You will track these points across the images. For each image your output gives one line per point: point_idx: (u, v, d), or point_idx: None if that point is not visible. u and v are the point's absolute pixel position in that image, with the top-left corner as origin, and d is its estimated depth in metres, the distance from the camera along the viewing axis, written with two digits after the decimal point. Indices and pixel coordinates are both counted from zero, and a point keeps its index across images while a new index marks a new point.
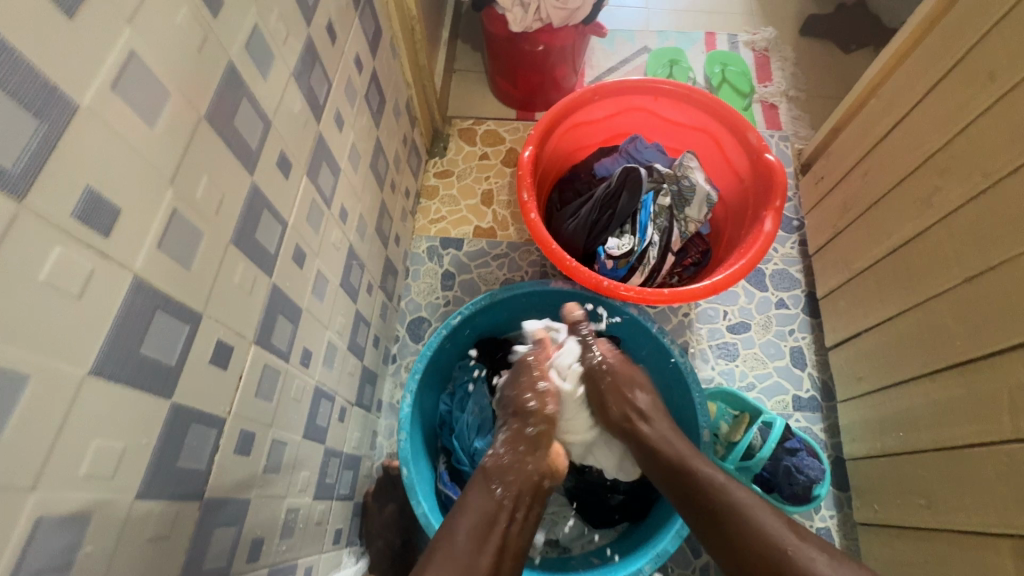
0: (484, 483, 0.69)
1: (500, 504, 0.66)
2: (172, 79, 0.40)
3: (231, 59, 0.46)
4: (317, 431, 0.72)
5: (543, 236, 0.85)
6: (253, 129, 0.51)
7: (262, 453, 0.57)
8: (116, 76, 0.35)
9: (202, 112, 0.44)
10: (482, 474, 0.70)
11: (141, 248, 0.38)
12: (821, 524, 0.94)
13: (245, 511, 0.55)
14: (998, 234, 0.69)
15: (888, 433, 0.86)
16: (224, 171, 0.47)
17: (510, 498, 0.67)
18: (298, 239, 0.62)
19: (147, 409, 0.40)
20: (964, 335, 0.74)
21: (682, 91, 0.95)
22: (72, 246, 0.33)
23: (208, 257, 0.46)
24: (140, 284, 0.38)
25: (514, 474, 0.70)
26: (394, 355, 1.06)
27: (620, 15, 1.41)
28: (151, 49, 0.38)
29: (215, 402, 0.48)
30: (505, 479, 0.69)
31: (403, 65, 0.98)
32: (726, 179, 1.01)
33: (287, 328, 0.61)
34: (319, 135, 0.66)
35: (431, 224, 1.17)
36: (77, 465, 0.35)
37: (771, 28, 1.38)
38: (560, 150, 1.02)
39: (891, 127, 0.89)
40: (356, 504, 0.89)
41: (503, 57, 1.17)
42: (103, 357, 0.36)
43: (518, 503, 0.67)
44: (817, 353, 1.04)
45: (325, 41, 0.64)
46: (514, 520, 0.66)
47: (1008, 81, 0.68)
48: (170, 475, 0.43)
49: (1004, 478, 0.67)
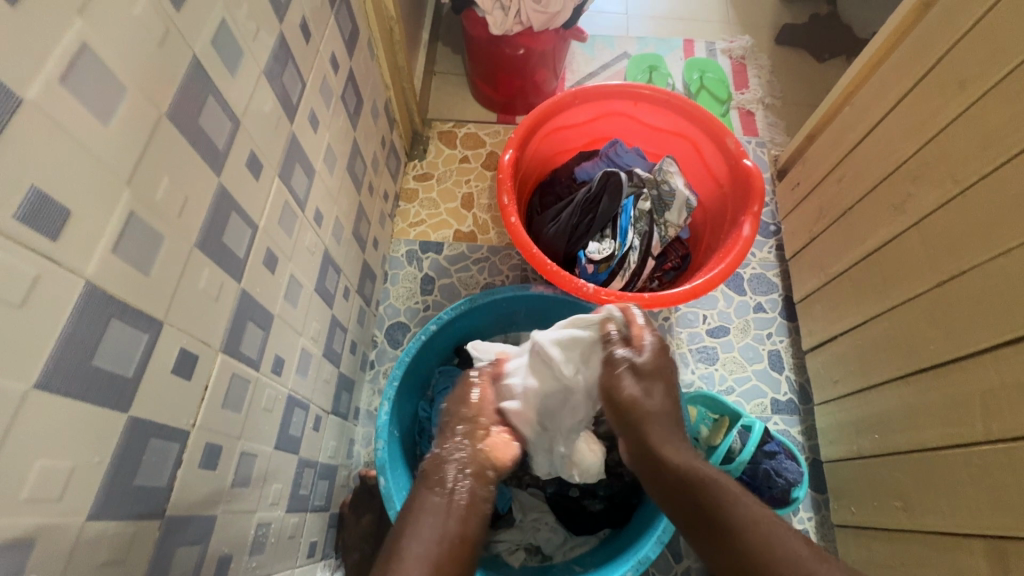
0: (423, 486, 0.64)
1: (445, 500, 0.62)
2: (129, 74, 0.38)
3: (196, 55, 0.44)
4: (290, 442, 0.70)
5: (523, 240, 0.84)
6: (220, 128, 0.49)
7: (229, 467, 0.54)
8: (64, 70, 0.33)
9: (163, 109, 0.41)
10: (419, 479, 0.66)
11: (94, 254, 0.36)
12: (800, 526, 0.95)
13: (211, 527, 0.52)
14: (967, 240, 0.71)
15: (863, 435, 0.87)
16: (188, 171, 0.45)
17: (450, 488, 0.63)
18: (270, 242, 0.60)
19: (101, 424, 0.38)
20: (936, 339, 0.75)
21: (661, 96, 0.95)
22: (13, 250, 0.31)
23: (169, 262, 0.44)
24: (93, 291, 0.36)
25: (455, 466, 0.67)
26: (372, 361, 1.04)
27: (600, 21, 1.41)
28: (106, 42, 0.35)
29: (178, 414, 0.46)
30: (440, 474, 0.65)
31: (382, 66, 0.96)
32: (705, 184, 1.01)
33: (256, 335, 0.59)
34: (293, 135, 0.64)
35: (410, 227, 1.15)
36: (19, 487, 0.32)
37: (748, 36, 1.41)
38: (540, 154, 1.01)
39: (864, 135, 0.91)
40: (332, 516, 0.87)
41: (483, 60, 1.17)
42: (50, 370, 0.34)
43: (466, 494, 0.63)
44: (794, 356, 1.05)
45: (300, 40, 0.63)
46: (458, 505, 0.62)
47: (978, 89, 0.70)
48: (128, 493, 0.41)
49: (976, 480, 0.68)
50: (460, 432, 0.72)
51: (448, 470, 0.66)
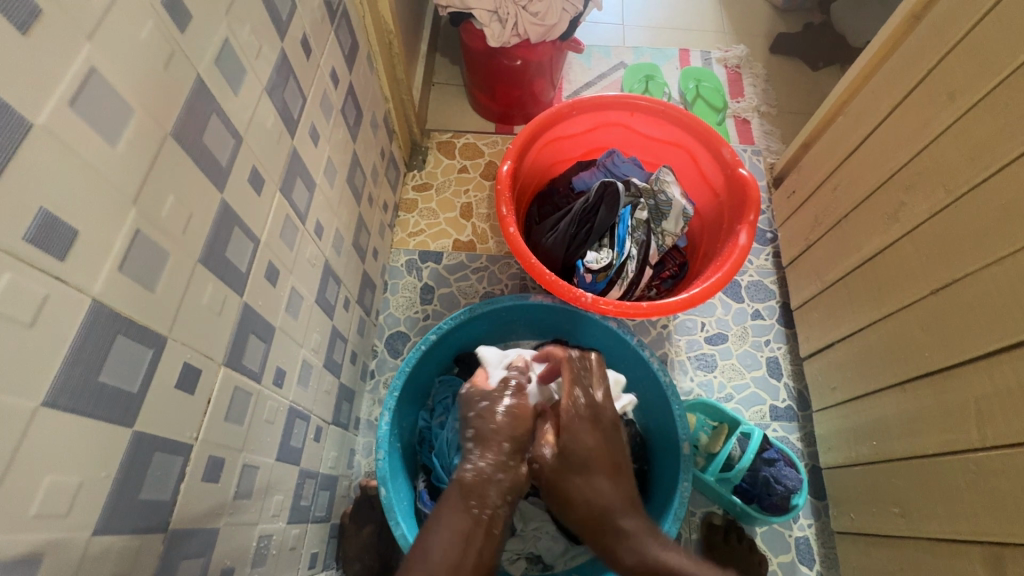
0: (462, 498, 0.63)
1: (479, 524, 0.62)
2: (135, 96, 0.39)
3: (199, 74, 0.45)
4: (292, 453, 0.70)
5: (522, 250, 0.85)
6: (223, 145, 0.50)
7: (232, 479, 0.55)
8: (73, 94, 0.34)
9: (168, 129, 0.42)
10: (459, 489, 0.64)
11: (101, 272, 0.37)
12: (800, 533, 0.95)
13: (213, 540, 0.53)
14: (959, 248, 0.72)
15: (862, 442, 0.88)
16: (192, 188, 0.46)
17: (489, 512, 0.63)
18: (271, 255, 0.61)
19: (107, 440, 0.39)
20: (931, 346, 0.76)
21: (657, 107, 0.96)
22: (23, 270, 0.31)
23: (173, 279, 0.44)
24: (99, 308, 0.37)
25: (492, 490, 0.65)
26: (373, 370, 1.04)
27: (597, 31, 1.43)
28: (114, 66, 0.36)
29: (182, 428, 0.47)
30: (483, 495, 0.64)
31: (381, 79, 0.97)
32: (702, 193, 1.02)
33: (258, 348, 0.59)
34: (294, 149, 0.65)
35: (409, 237, 1.16)
36: (28, 502, 0.33)
37: (742, 46, 1.43)
38: (537, 164, 1.02)
39: (857, 144, 0.92)
40: (333, 526, 0.87)
41: (481, 71, 1.18)
42: (58, 387, 0.34)
43: (495, 521, 0.63)
44: (792, 363, 1.05)
45: (301, 56, 0.64)
46: (490, 539, 0.62)
47: (968, 100, 0.71)
48: (133, 507, 0.41)
49: (972, 485, 0.69)
50: (508, 449, 0.68)
51: (490, 490, 0.65)
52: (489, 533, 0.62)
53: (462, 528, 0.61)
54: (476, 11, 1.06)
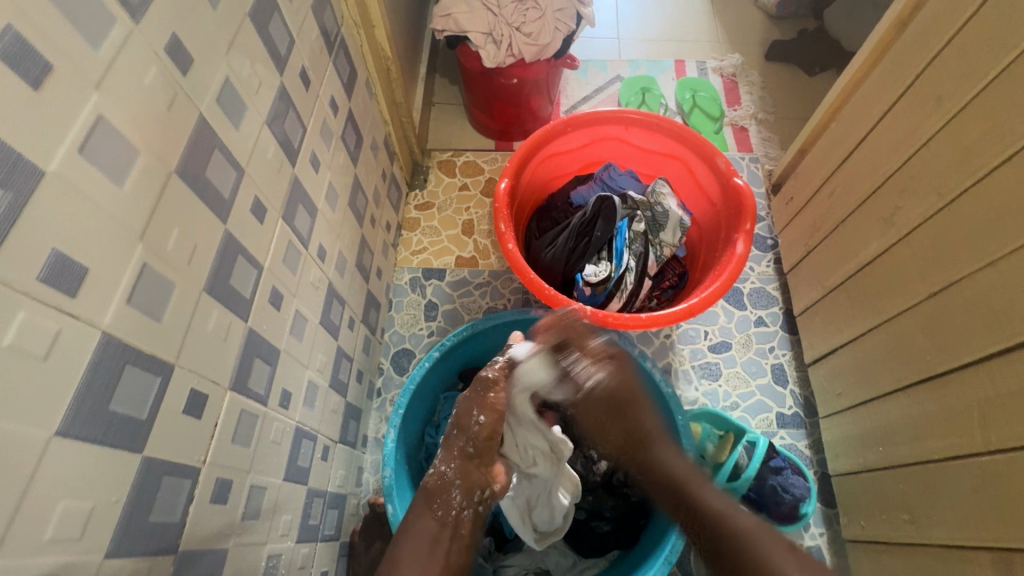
0: (425, 503, 0.66)
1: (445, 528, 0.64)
2: (141, 138, 0.41)
3: (202, 112, 0.48)
4: (299, 472, 0.72)
5: (521, 266, 0.86)
6: (225, 177, 0.52)
7: (239, 500, 0.56)
8: (82, 141, 0.36)
9: (173, 166, 0.45)
10: (423, 494, 0.67)
11: (110, 306, 0.39)
12: (811, 542, 0.93)
13: (222, 560, 0.54)
14: (956, 251, 0.72)
15: (869, 448, 0.87)
16: (196, 221, 0.48)
17: (454, 514, 0.66)
18: (275, 280, 0.63)
19: (117, 466, 0.40)
20: (931, 350, 0.76)
21: (650, 120, 0.97)
22: (35, 308, 0.33)
23: (180, 309, 0.46)
24: (109, 340, 0.39)
25: (455, 490, 0.67)
26: (379, 389, 1.06)
27: (592, 46, 1.46)
28: (119, 111, 0.39)
29: (190, 451, 0.48)
30: (447, 497, 0.66)
31: (380, 103, 1.00)
32: (697, 202, 1.04)
33: (264, 370, 0.61)
34: (295, 177, 0.67)
35: (413, 255, 1.18)
36: (43, 528, 0.35)
37: (737, 55, 1.44)
38: (535, 180, 1.04)
39: (851, 149, 0.92)
40: (342, 545, 0.88)
41: (479, 91, 1.21)
42: (69, 418, 0.36)
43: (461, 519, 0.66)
44: (797, 369, 1.05)
45: (300, 87, 0.66)
46: (457, 538, 0.64)
47: (955, 104, 0.72)
48: (143, 529, 0.43)
49: (980, 490, 0.68)
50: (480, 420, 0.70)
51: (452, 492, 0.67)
52: (455, 533, 0.64)
53: (428, 532, 0.63)
54: (471, 34, 1.09)
